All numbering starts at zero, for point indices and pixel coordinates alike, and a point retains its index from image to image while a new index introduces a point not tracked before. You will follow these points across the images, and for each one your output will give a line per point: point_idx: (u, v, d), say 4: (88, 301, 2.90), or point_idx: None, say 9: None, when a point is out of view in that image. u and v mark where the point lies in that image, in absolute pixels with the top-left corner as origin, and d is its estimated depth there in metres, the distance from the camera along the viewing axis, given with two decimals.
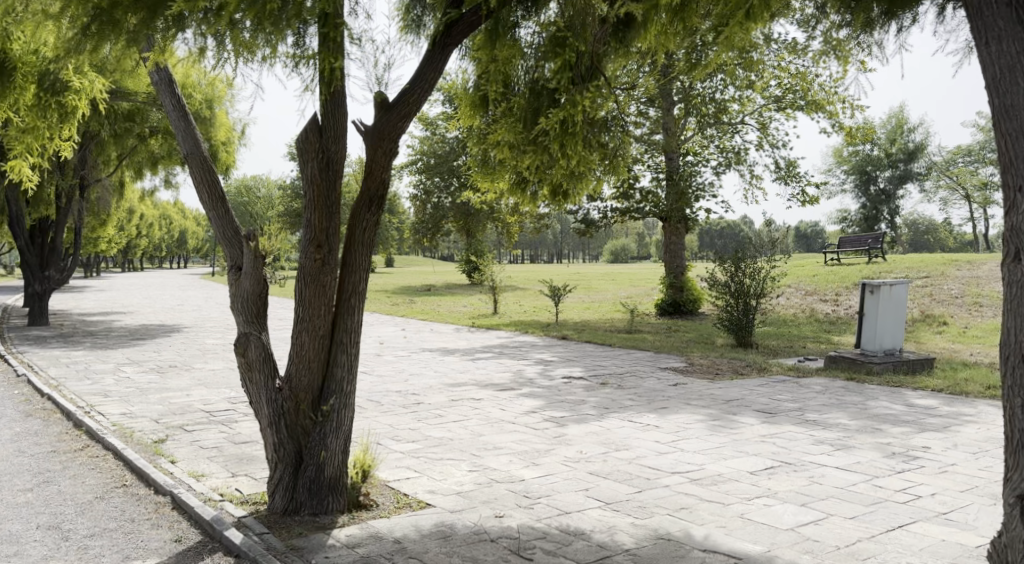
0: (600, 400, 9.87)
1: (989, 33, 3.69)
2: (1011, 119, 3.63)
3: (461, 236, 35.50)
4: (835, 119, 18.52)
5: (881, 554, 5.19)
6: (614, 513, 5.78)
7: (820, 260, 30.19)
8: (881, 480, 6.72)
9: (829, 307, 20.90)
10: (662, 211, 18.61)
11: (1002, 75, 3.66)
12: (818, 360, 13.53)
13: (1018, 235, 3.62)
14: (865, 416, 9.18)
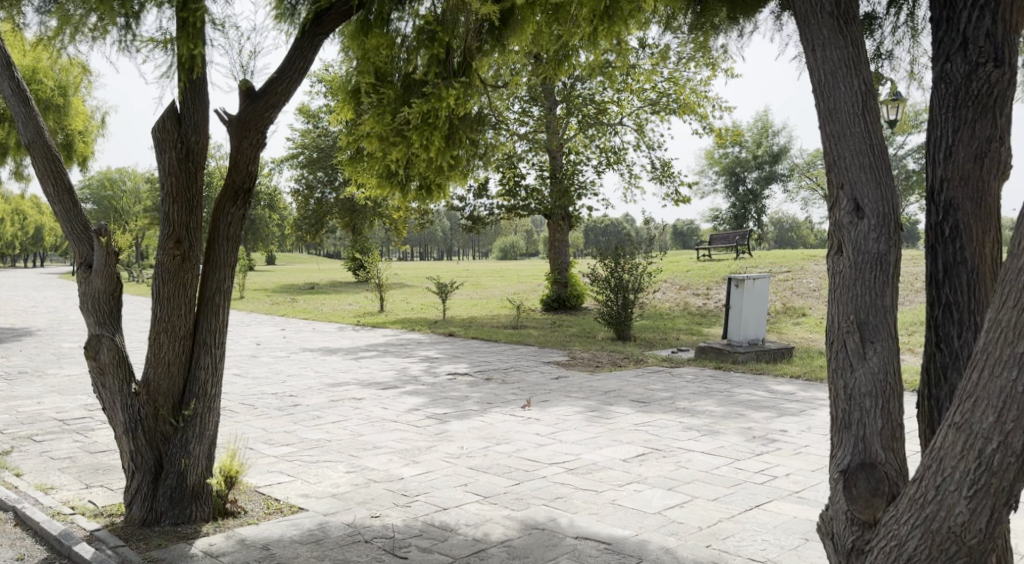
0: (482, 395, 9.96)
1: (814, 41, 3.78)
2: (833, 120, 3.73)
3: (343, 232, 34.97)
4: (705, 122, 19.27)
5: (739, 532, 5.47)
6: (490, 506, 5.87)
7: (693, 256, 31.40)
8: (742, 463, 7.09)
9: (701, 301, 21.74)
10: (546, 208, 18.91)
11: (825, 80, 3.75)
12: (690, 351, 14.07)
13: (840, 229, 3.73)
14: (731, 403, 9.63)
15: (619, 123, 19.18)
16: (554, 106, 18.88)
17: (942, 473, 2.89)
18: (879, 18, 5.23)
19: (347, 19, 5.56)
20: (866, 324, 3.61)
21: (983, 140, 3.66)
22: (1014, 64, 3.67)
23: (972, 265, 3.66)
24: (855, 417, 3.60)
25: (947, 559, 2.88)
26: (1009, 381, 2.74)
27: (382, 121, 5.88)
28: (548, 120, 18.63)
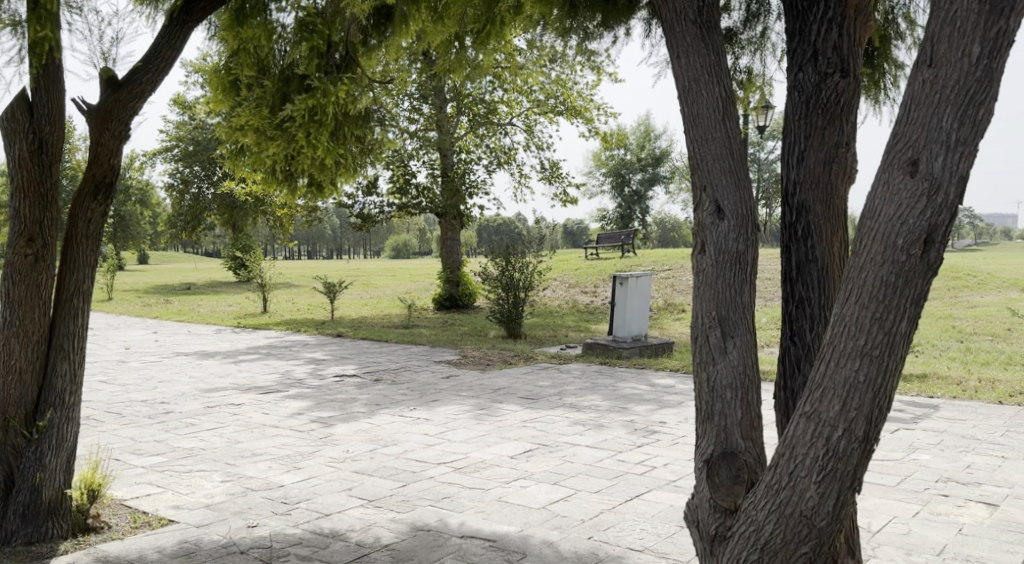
0: (370, 397, 9.83)
1: (679, 48, 3.91)
2: (695, 125, 3.85)
3: (223, 231, 33.79)
4: (592, 125, 19.67)
5: (619, 523, 5.61)
6: (375, 510, 5.81)
7: (582, 254, 31.97)
8: (624, 455, 7.27)
9: (590, 298, 22.11)
10: (437, 207, 18.84)
11: (689, 87, 3.87)
12: (578, 347, 14.30)
13: (702, 229, 3.85)
14: (617, 397, 9.85)
15: (509, 123, 19.33)
16: (444, 104, 18.84)
17: (794, 460, 3.04)
18: (737, 32, 5.44)
19: (221, 8, 5.37)
20: (727, 320, 3.74)
21: (831, 146, 3.88)
22: (858, 76, 3.91)
23: (822, 263, 3.87)
24: (717, 408, 3.72)
25: (799, 541, 3.04)
26: (852, 370, 2.91)
27: (258, 113, 5.70)
28: (439, 118, 18.52)
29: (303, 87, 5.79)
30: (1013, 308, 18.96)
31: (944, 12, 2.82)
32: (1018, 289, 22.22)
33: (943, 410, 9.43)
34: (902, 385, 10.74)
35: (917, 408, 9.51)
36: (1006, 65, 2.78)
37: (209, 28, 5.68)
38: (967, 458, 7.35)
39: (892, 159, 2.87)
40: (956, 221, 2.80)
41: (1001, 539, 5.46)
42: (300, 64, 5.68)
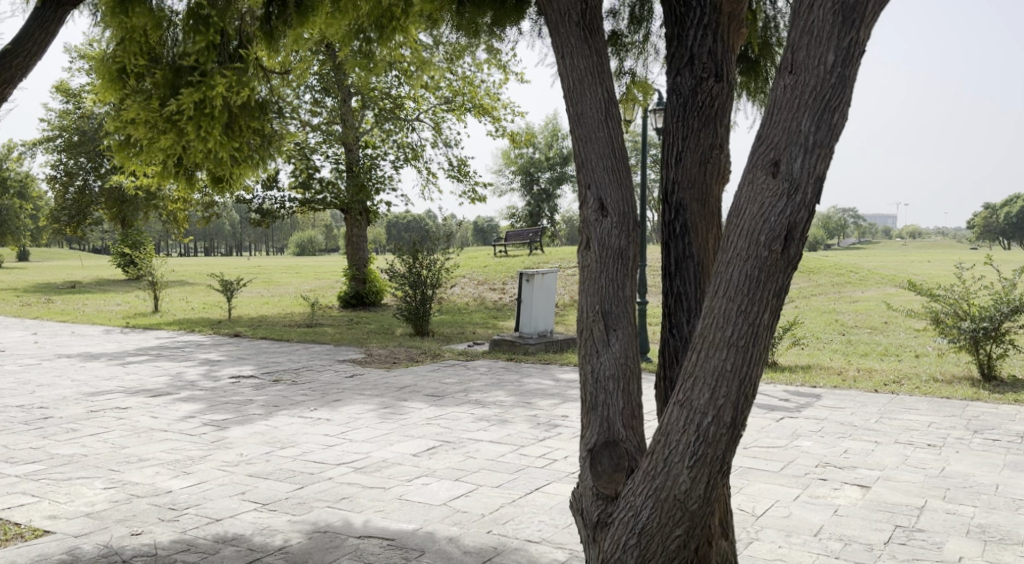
0: (268, 398, 9.66)
1: (563, 49, 3.90)
2: (580, 124, 3.86)
3: (113, 227, 32.43)
4: (499, 123, 19.74)
5: (518, 516, 5.71)
6: (269, 513, 5.74)
7: (491, 252, 32.04)
8: (526, 449, 7.38)
9: (498, 296, 22.26)
10: (342, 202, 18.58)
11: (573, 87, 3.86)
12: (485, 343, 14.46)
13: (587, 226, 3.89)
14: (521, 393, 9.97)
15: (416, 119, 19.27)
16: (348, 98, 18.59)
17: (668, 446, 3.18)
18: (622, 34, 5.57)
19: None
20: (609, 314, 3.82)
21: (706, 148, 4.06)
22: (731, 80, 4.09)
23: (698, 259, 4.04)
24: (600, 399, 3.80)
25: (673, 524, 3.20)
26: (720, 360, 3.07)
27: (149, 107, 5.51)
28: (342, 112, 18.32)
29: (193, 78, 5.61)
30: (892, 302, 20.07)
31: (803, 22, 2.99)
32: (898, 284, 23.49)
33: (825, 398, 9.93)
34: (789, 376, 11.25)
35: (803, 397, 9.98)
36: (858, 73, 2.98)
37: (92, 12, 5.43)
38: (846, 444, 7.77)
39: (756, 160, 3.04)
40: (814, 218, 2.99)
41: (872, 518, 5.80)
42: (189, 55, 5.52)
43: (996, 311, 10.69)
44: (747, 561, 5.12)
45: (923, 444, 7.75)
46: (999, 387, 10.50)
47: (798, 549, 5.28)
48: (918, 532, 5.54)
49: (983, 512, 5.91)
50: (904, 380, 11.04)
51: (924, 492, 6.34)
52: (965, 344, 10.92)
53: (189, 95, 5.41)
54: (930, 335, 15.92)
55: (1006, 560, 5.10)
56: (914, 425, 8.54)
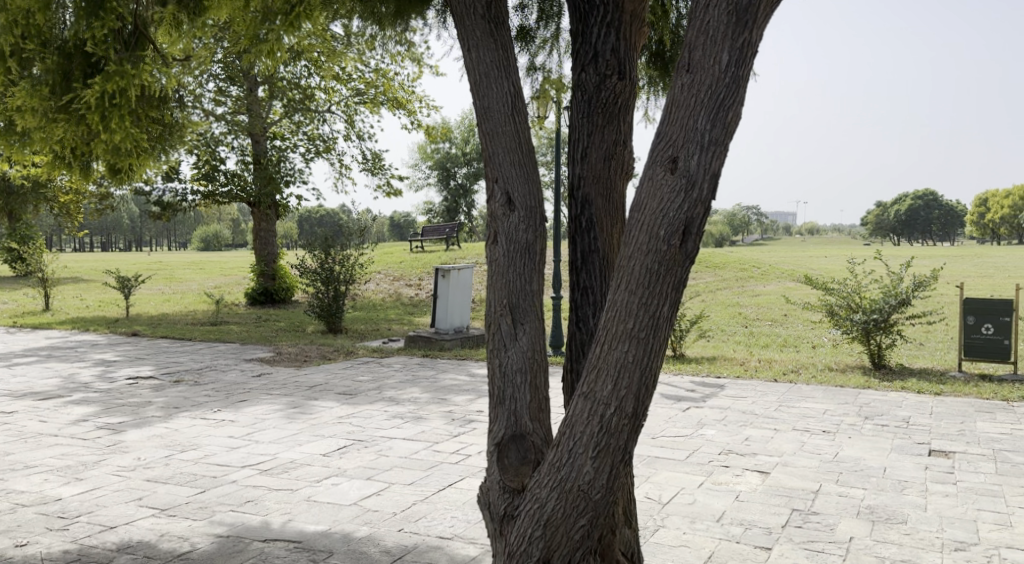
0: (168, 399, 9.37)
1: (469, 41, 3.71)
2: (487, 119, 3.69)
3: (2, 221, 30.88)
4: (414, 117, 19.55)
5: (430, 513, 5.70)
6: (168, 519, 5.58)
7: (406, 248, 31.70)
8: (439, 445, 7.37)
9: (413, 292, 22.14)
10: (250, 195, 18.11)
11: (479, 81, 3.70)
12: (399, 340, 14.38)
13: (495, 221, 3.75)
14: (435, 389, 9.94)
15: (327, 111, 18.97)
16: (254, 88, 18.14)
17: (573, 438, 3.23)
18: (531, 29, 5.54)
19: None
20: (517, 308, 3.72)
21: (610, 143, 4.10)
22: (634, 78, 4.13)
23: (602, 253, 4.10)
24: (508, 393, 3.73)
25: (577, 514, 3.26)
26: (622, 352, 3.14)
27: (37, 92, 5.26)
28: (249, 102, 17.87)
29: (89, 65, 5.41)
30: (791, 297, 20.81)
31: (699, 22, 3.08)
32: (798, 279, 24.34)
33: (730, 389, 10.23)
34: (695, 367, 11.55)
35: (709, 387, 10.26)
36: (751, 73, 3.08)
37: None
38: (747, 432, 8.03)
39: (655, 156, 3.11)
40: (710, 214, 3.08)
41: (771, 503, 6.02)
42: (85, 40, 5.30)
43: (886, 304, 11.22)
44: (654, 548, 5.25)
45: (819, 431, 8.08)
46: (889, 375, 11.02)
47: (700, 535, 5.44)
48: (813, 515, 5.78)
49: (873, 494, 6.20)
50: (801, 369, 11.48)
51: (819, 476, 6.62)
52: (857, 335, 11.42)
53: (98, 84, 5.23)
54: (826, 327, 16.58)
55: (892, 539, 5.37)
56: (811, 413, 8.89)
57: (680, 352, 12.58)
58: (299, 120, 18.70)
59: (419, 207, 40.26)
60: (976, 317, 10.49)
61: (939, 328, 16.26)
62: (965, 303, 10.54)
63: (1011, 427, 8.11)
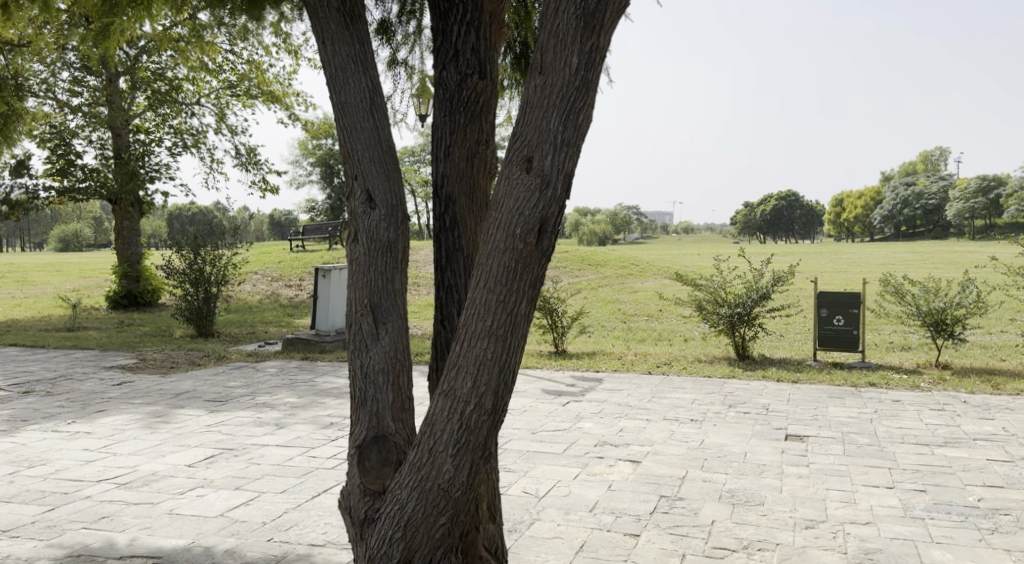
0: (18, 412, 8.83)
1: (324, 34, 3.66)
2: (345, 115, 3.66)
3: None
4: (291, 112, 19.02)
5: (302, 520, 5.61)
6: (13, 541, 5.29)
7: (286, 246, 30.87)
8: (315, 451, 7.25)
9: (292, 293, 21.62)
10: (110, 191, 17.22)
11: (335, 75, 3.66)
12: (276, 344, 14.01)
13: (355, 219, 3.73)
14: (311, 393, 9.76)
15: (196, 103, 18.29)
16: (114, 78, 17.31)
17: (433, 436, 3.26)
18: (392, 24, 5.38)
19: None
20: (378, 307, 3.70)
21: (473, 143, 4.09)
22: (496, 78, 4.13)
23: (466, 251, 4.09)
24: (369, 394, 3.71)
25: (438, 513, 3.29)
26: (481, 349, 3.19)
27: None
28: (108, 93, 17.03)
29: None
30: (667, 293, 21.45)
31: (550, 25, 3.16)
32: (671, 275, 25.13)
33: (607, 382, 10.48)
34: (574, 363, 11.75)
35: (586, 382, 10.49)
36: (600, 77, 3.18)
37: None
38: (621, 423, 8.26)
39: (510, 156, 3.18)
40: (564, 212, 3.17)
41: (640, 491, 6.22)
42: None
43: (748, 298, 11.76)
44: (528, 542, 5.34)
45: (687, 420, 8.39)
46: (752, 366, 11.54)
47: (574, 526, 5.57)
48: (679, 501, 6.00)
49: (734, 478, 6.49)
50: (673, 362, 11.88)
51: (686, 463, 6.88)
52: (723, 328, 11.90)
53: None
54: (697, 321, 17.18)
55: (750, 520, 5.64)
56: (681, 403, 9.23)
57: (560, 348, 12.79)
58: (165, 113, 17.93)
59: (299, 205, 39.41)
60: (829, 310, 11.12)
61: (798, 320, 17.13)
62: (819, 296, 11.15)
63: (859, 411, 8.64)
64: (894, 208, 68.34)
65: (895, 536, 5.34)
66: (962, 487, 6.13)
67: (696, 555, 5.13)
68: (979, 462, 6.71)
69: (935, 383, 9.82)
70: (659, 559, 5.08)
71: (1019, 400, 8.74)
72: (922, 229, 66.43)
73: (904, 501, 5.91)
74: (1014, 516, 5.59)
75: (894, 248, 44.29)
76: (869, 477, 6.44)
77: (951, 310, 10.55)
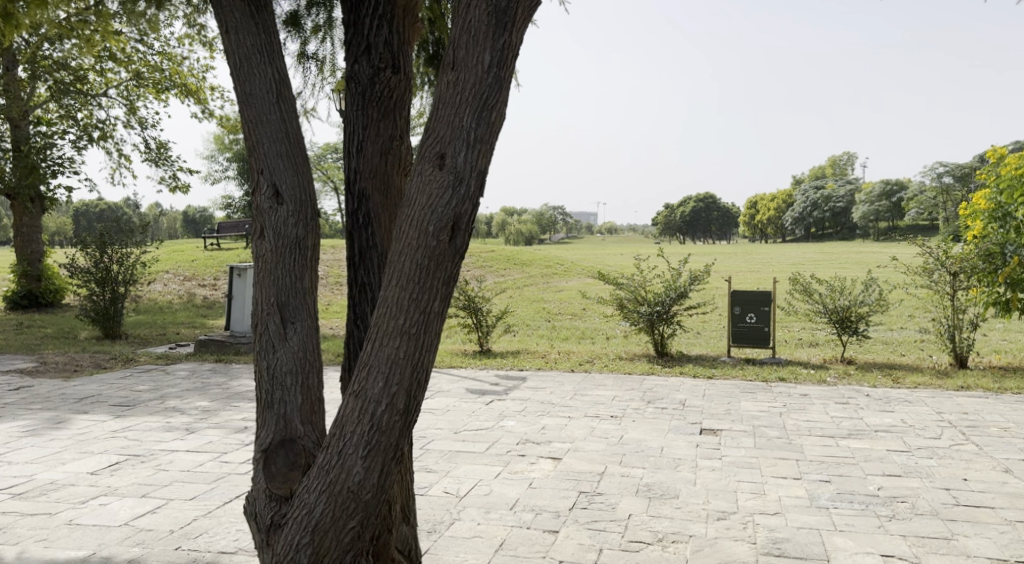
0: None
1: (227, 22, 3.55)
2: (250, 106, 3.56)
3: None
4: (205, 106, 18.48)
5: (212, 528, 5.45)
6: None
7: (200, 244, 30.05)
8: (227, 456, 7.06)
9: (207, 293, 21.05)
10: (9, 185, 16.45)
11: (240, 65, 3.56)
12: (188, 346, 13.60)
13: (261, 214, 3.63)
14: (225, 396, 9.51)
15: (103, 95, 17.62)
16: (13, 66, 16.56)
17: (342, 438, 3.20)
18: (302, 16, 5.20)
19: None
20: (286, 306, 3.61)
21: (386, 139, 4.02)
22: (409, 73, 4.06)
23: (380, 249, 4.01)
24: (277, 396, 3.61)
25: (347, 516, 3.23)
26: (393, 348, 3.14)
27: None
28: (6, 81, 16.28)
29: None
30: (589, 293, 21.63)
31: (462, 21, 3.13)
32: (594, 275, 25.34)
33: (529, 381, 10.50)
34: (497, 362, 11.73)
35: (509, 380, 10.48)
36: (513, 75, 3.16)
37: None
38: (542, 421, 8.28)
39: (423, 151, 3.14)
40: (477, 209, 3.14)
41: (560, 488, 6.24)
42: None
43: (667, 296, 11.94)
44: (447, 542, 5.30)
45: (607, 416, 8.46)
46: (670, 363, 11.72)
47: (493, 524, 5.55)
48: (597, 496, 6.04)
49: (651, 472, 6.57)
50: (595, 360, 11.98)
51: (605, 459, 6.94)
52: (643, 327, 12.06)
53: None
54: (618, 320, 17.37)
55: (665, 513, 5.72)
56: (601, 400, 9.30)
57: (484, 347, 12.75)
58: (70, 104, 17.22)
59: (215, 203, 38.40)
60: (741, 308, 11.37)
61: (714, 318, 17.49)
62: (732, 295, 11.39)
63: (771, 405, 8.86)
64: (804, 210, 70.49)
65: (801, 525, 5.48)
66: (864, 476, 6.34)
67: (612, 549, 5.17)
68: (881, 452, 6.95)
69: (840, 378, 10.14)
70: (576, 554, 5.10)
71: (918, 393, 9.09)
72: (832, 231, 68.70)
73: (811, 491, 6.08)
74: (910, 503, 5.80)
75: (805, 249, 45.57)
76: (778, 469, 6.60)
77: (854, 308, 10.93)
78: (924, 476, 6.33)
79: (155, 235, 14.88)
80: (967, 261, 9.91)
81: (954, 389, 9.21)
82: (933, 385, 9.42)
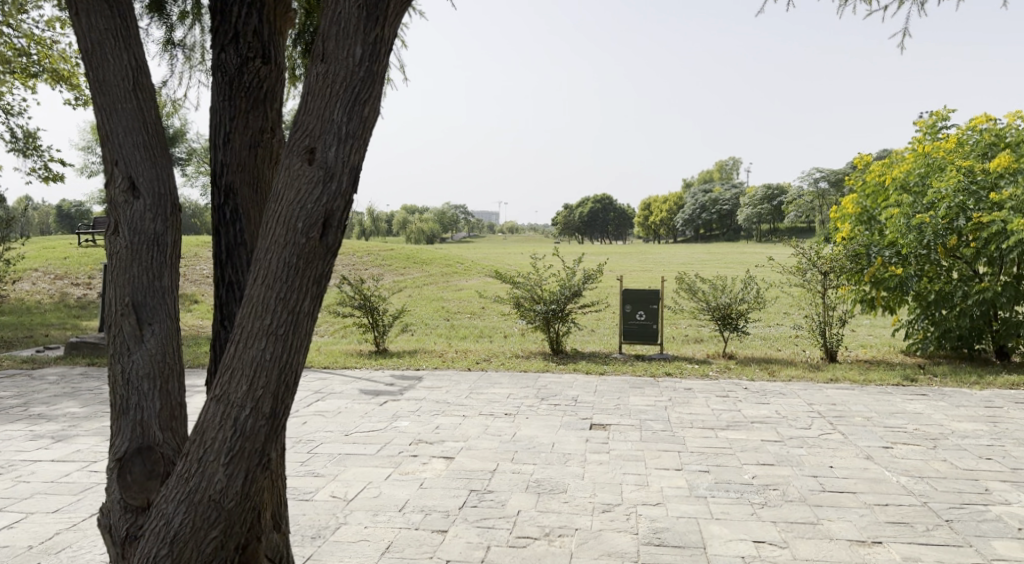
0: None
1: (77, 4, 3.35)
2: (103, 94, 3.37)
3: None
4: (79, 93, 17.51)
5: (78, 541, 5.16)
6: None
7: (77, 240, 28.62)
8: (96, 465, 6.70)
9: (81, 293, 20.01)
10: None
11: (91, 49, 3.36)
12: (59, 348, 12.88)
13: (115, 209, 3.44)
14: (98, 402, 9.04)
15: None
16: None
17: (204, 444, 3.07)
18: (166, 2, 4.94)
19: None
20: (142, 307, 3.43)
21: (256, 131, 3.88)
22: (280, 63, 3.93)
23: (248, 246, 3.87)
24: (133, 401, 3.43)
25: (208, 526, 3.10)
26: (258, 349, 3.04)
27: None
28: None
29: None
30: (487, 292, 21.60)
31: (331, 12, 3.05)
32: (492, 274, 25.37)
33: (425, 380, 10.40)
34: (391, 361, 11.57)
35: (404, 380, 10.35)
36: (386, 69, 3.09)
37: None
38: (436, 420, 8.20)
39: (291, 145, 3.05)
40: (350, 206, 3.07)
41: (451, 486, 6.19)
42: None
43: (561, 295, 12.03)
44: (332, 546, 5.18)
45: (501, 414, 8.46)
46: (563, 360, 11.82)
47: (381, 527, 5.45)
48: (487, 494, 6.02)
49: (541, 468, 6.60)
50: (491, 358, 11.97)
51: (496, 457, 6.93)
52: (539, 325, 12.12)
53: None
54: (514, 318, 17.43)
55: (553, 508, 5.74)
56: (495, 398, 9.29)
57: (380, 347, 12.55)
58: None
59: (93, 196, 36.64)
60: (632, 306, 11.58)
61: (608, 316, 17.75)
62: (623, 293, 11.57)
63: (657, 399, 9.03)
64: (692, 211, 72.56)
65: (680, 515, 5.60)
66: (740, 466, 6.54)
67: (499, 546, 5.16)
68: (757, 443, 7.18)
69: (721, 372, 10.45)
70: (463, 553, 5.07)
71: (791, 386, 9.46)
72: (718, 233, 70.96)
73: (691, 481, 6.23)
74: (781, 490, 6.01)
75: (691, 250, 47.05)
76: (662, 461, 6.74)
77: (735, 305, 11.27)
78: (795, 464, 6.58)
79: (21, 231, 14.01)
80: (837, 261, 10.20)
81: (824, 382, 9.62)
82: (805, 378, 9.81)
